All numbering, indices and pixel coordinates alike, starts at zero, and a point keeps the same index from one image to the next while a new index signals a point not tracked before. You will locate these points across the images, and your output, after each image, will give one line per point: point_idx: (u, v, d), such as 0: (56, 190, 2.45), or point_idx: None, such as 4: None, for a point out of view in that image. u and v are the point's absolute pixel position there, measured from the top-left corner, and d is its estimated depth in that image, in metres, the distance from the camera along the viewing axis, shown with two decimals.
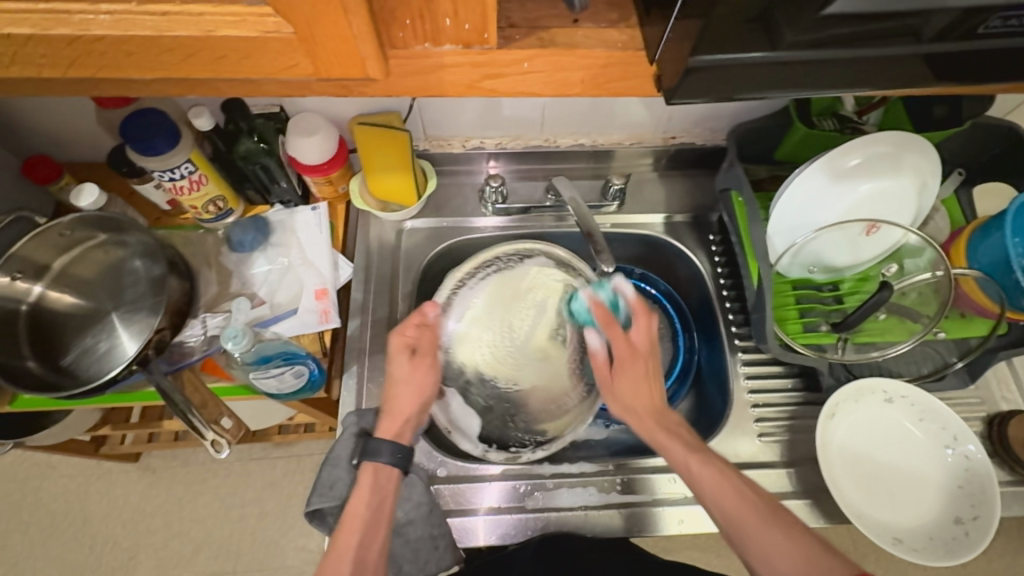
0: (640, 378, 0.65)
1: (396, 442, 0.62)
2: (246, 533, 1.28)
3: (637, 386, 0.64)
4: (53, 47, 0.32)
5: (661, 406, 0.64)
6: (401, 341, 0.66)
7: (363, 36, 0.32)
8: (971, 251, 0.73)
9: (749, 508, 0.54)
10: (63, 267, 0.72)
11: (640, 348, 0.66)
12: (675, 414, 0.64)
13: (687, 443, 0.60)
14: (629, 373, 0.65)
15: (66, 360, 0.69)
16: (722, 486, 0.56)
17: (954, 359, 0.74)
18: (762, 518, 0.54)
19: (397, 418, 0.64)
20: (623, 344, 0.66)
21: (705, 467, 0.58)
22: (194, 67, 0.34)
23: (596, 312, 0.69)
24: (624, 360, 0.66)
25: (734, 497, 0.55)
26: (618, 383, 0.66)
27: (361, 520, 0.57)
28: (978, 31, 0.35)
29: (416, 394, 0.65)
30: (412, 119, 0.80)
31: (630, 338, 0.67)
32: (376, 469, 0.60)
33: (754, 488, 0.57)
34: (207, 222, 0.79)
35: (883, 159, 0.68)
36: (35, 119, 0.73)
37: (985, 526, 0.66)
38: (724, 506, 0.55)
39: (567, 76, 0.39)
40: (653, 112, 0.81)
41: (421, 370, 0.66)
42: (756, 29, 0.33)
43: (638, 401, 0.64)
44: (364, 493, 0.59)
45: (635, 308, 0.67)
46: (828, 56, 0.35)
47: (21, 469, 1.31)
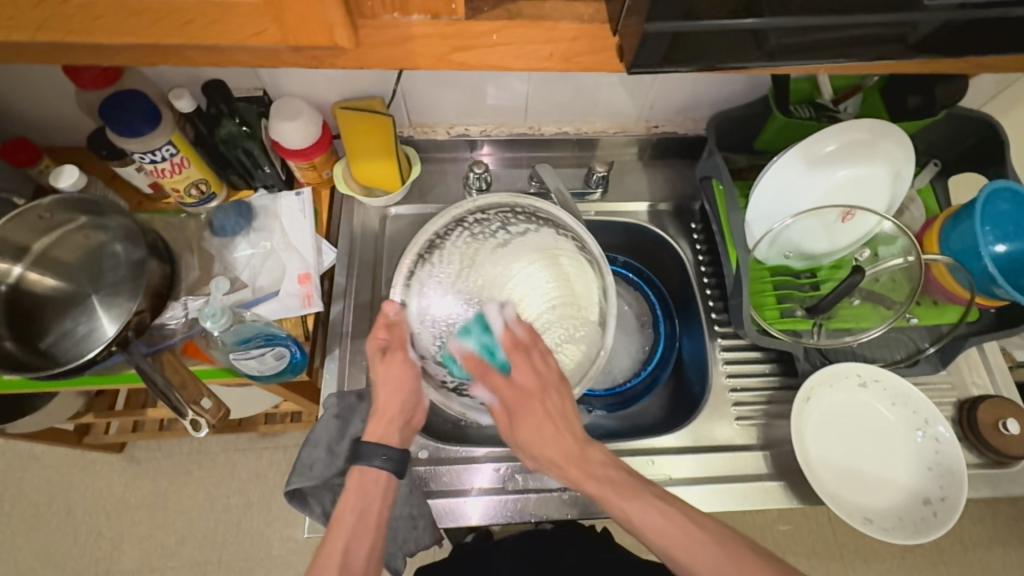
0: (540, 419, 0.61)
1: (383, 445, 0.61)
2: (231, 524, 1.28)
3: (539, 432, 0.61)
4: (19, 9, 0.32)
5: (581, 446, 0.61)
6: (373, 342, 0.65)
7: (331, 2, 0.32)
8: (942, 239, 0.74)
9: (698, 548, 0.54)
10: (43, 250, 0.71)
11: (532, 388, 0.62)
12: (598, 448, 0.62)
13: (613, 483, 0.59)
14: (529, 417, 0.61)
15: (44, 342, 0.68)
16: (665, 529, 0.56)
17: (926, 345, 0.76)
18: (712, 554, 0.54)
19: (383, 418, 0.63)
20: (508, 388, 0.63)
21: (644, 514, 0.57)
22: (163, 33, 0.34)
23: (471, 365, 0.65)
24: (517, 406, 0.62)
25: (679, 538, 0.55)
26: (521, 432, 0.62)
27: (347, 525, 0.57)
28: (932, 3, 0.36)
29: (396, 391, 0.63)
30: (395, 104, 0.80)
31: (515, 382, 0.63)
32: (364, 472, 0.60)
33: (700, 522, 0.56)
34: (189, 206, 0.79)
35: (858, 146, 0.70)
36: (13, 100, 0.73)
37: (952, 507, 0.67)
38: (673, 552, 0.55)
39: (536, 49, 0.39)
40: (635, 100, 0.82)
41: (395, 367, 0.64)
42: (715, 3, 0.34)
43: (551, 450, 0.61)
44: (351, 498, 0.59)
45: (507, 349, 0.64)
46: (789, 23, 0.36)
47: (4, 460, 1.30)
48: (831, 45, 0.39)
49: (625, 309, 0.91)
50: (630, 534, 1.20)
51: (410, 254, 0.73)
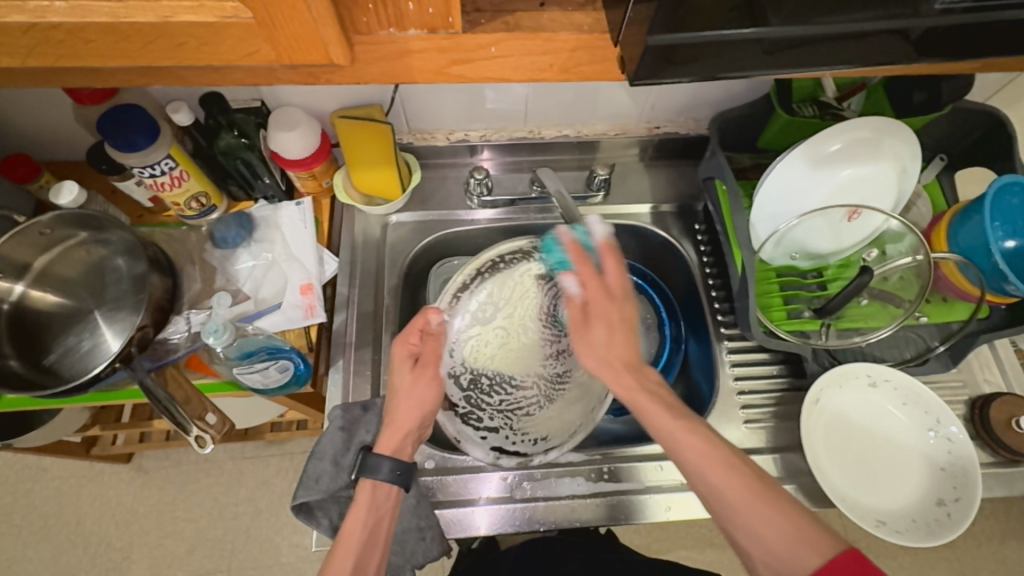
0: (612, 323, 0.61)
1: (395, 458, 0.61)
2: (240, 531, 1.28)
3: (611, 336, 0.61)
4: (9, 36, 0.31)
5: (638, 361, 0.61)
6: (405, 349, 0.65)
7: (325, 20, 0.31)
8: (951, 235, 0.73)
9: (734, 477, 0.52)
10: (44, 266, 0.71)
11: (613, 291, 0.63)
12: (652, 370, 0.61)
13: (666, 402, 0.57)
14: (602, 320, 0.61)
15: (49, 359, 0.68)
16: (708, 454, 0.53)
17: (935, 343, 0.75)
18: (749, 489, 0.51)
19: (397, 431, 0.63)
20: (597, 283, 0.63)
21: (689, 434, 0.55)
22: (156, 55, 0.33)
23: (571, 253, 0.64)
24: (598, 306, 0.62)
25: (717, 461, 0.53)
26: (584, 336, 0.62)
27: (357, 540, 0.56)
28: (938, 7, 0.36)
29: (418, 406, 0.63)
30: (394, 112, 0.79)
31: (604, 281, 0.63)
32: (376, 486, 0.59)
33: (743, 461, 0.53)
34: (190, 218, 0.79)
35: (863, 144, 0.69)
36: (11, 116, 0.72)
37: (967, 507, 0.67)
38: (706, 472, 0.53)
39: (535, 61, 0.39)
40: (636, 102, 0.81)
41: (422, 384, 0.64)
42: (715, 13, 0.34)
43: (611, 350, 0.60)
44: (362, 511, 0.58)
45: (603, 249, 0.64)
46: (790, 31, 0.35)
47: (13, 472, 1.30)
48: (836, 48, 0.38)
49: None
50: (640, 535, 1.19)
51: (466, 271, 0.73)
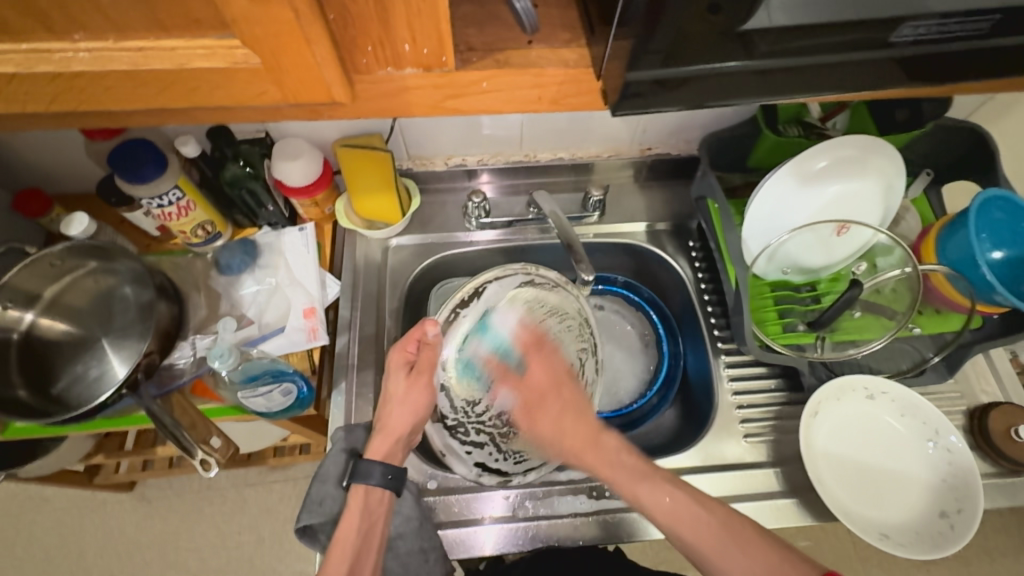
0: (558, 412, 0.68)
1: (386, 464, 0.64)
2: (243, 560, 1.27)
3: (561, 422, 0.67)
4: (35, 84, 0.33)
5: (595, 433, 0.65)
6: (401, 356, 0.68)
7: (328, 63, 0.33)
8: (940, 247, 0.74)
9: (702, 527, 0.58)
10: (54, 296, 0.72)
11: (545, 384, 0.69)
12: (612, 436, 0.65)
13: (629, 469, 0.62)
14: (547, 414, 0.68)
15: (56, 387, 0.69)
16: (675, 511, 0.59)
17: (931, 354, 0.76)
18: (715, 533, 0.57)
19: (388, 437, 0.66)
20: (525, 387, 0.70)
21: (655, 494, 0.60)
22: (170, 99, 0.35)
23: (512, 347, 0.71)
24: (534, 403, 0.70)
25: (687, 519, 0.58)
26: (540, 426, 0.68)
27: (352, 545, 0.60)
28: (905, 38, 0.38)
29: (411, 413, 0.67)
30: (393, 140, 0.82)
31: (535, 377, 0.70)
32: (368, 490, 0.63)
33: (706, 505, 0.59)
34: (195, 246, 0.81)
35: (848, 162, 0.71)
36: (25, 152, 0.75)
37: (970, 519, 0.66)
38: (680, 532, 0.58)
39: (525, 94, 0.41)
40: (628, 125, 0.84)
41: (416, 389, 0.67)
42: (691, 52, 0.36)
43: (567, 435, 0.66)
44: (355, 517, 0.62)
45: (523, 348, 0.71)
46: (760, 67, 0.38)
47: (16, 503, 1.30)
48: (810, 78, 0.40)
49: (629, 329, 0.92)
50: (647, 556, 1.18)
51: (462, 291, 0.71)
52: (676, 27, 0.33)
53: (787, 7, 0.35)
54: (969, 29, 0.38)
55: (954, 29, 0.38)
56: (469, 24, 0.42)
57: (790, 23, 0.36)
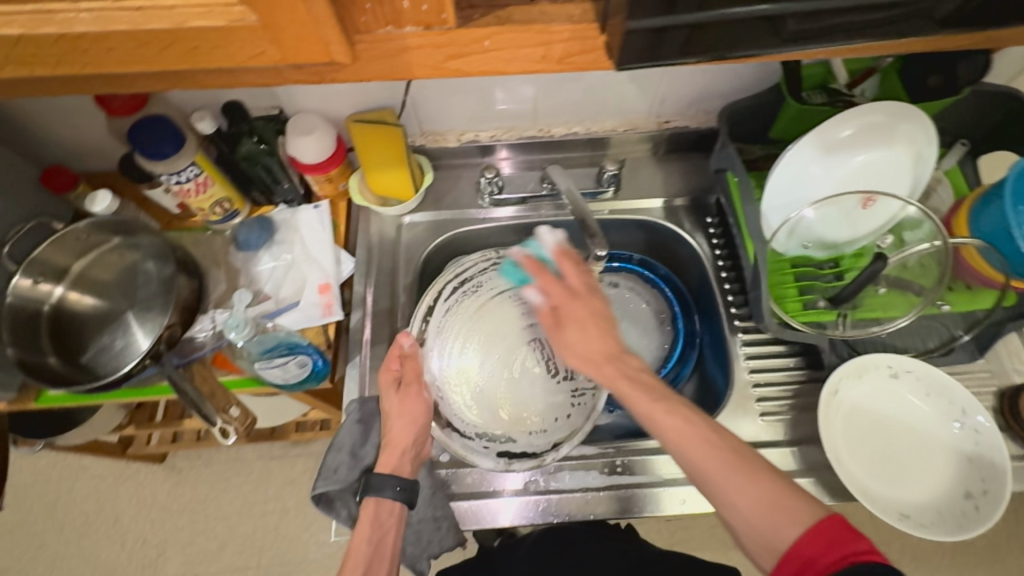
0: (585, 320, 0.61)
1: (396, 476, 0.63)
2: (268, 529, 1.31)
3: (585, 330, 0.61)
4: (42, 47, 0.34)
5: (617, 350, 0.60)
6: (388, 375, 0.68)
7: (325, 21, 0.33)
8: (973, 221, 0.70)
9: (711, 453, 0.51)
10: (82, 269, 0.75)
11: (578, 290, 0.63)
12: (635, 357, 0.60)
13: (646, 387, 0.56)
14: (573, 319, 0.62)
15: (85, 357, 0.72)
16: (688, 433, 0.53)
17: (960, 332, 0.73)
18: (725, 462, 0.50)
19: (395, 449, 0.65)
20: (555, 286, 0.63)
21: (668, 415, 0.54)
22: (172, 60, 0.35)
23: (528, 267, 0.65)
24: (564, 305, 0.62)
25: (690, 438, 0.52)
26: (566, 336, 0.62)
27: (364, 555, 0.59)
28: None
29: (411, 423, 0.66)
30: (406, 115, 0.82)
31: (567, 283, 0.64)
32: (379, 504, 0.62)
33: (720, 433, 0.53)
34: (214, 223, 0.82)
35: (876, 129, 0.67)
36: (50, 129, 0.77)
37: (996, 500, 0.64)
38: (681, 448, 0.52)
39: (528, 53, 0.40)
40: (644, 96, 0.81)
41: (410, 399, 0.67)
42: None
43: (589, 347, 0.60)
44: (366, 528, 0.60)
45: (557, 257, 0.65)
46: (770, 12, 0.37)
47: (56, 471, 1.37)
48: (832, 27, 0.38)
49: (644, 307, 0.91)
50: (663, 535, 1.18)
51: (430, 294, 0.79)
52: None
53: None
54: None
55: None
56: None
57: None
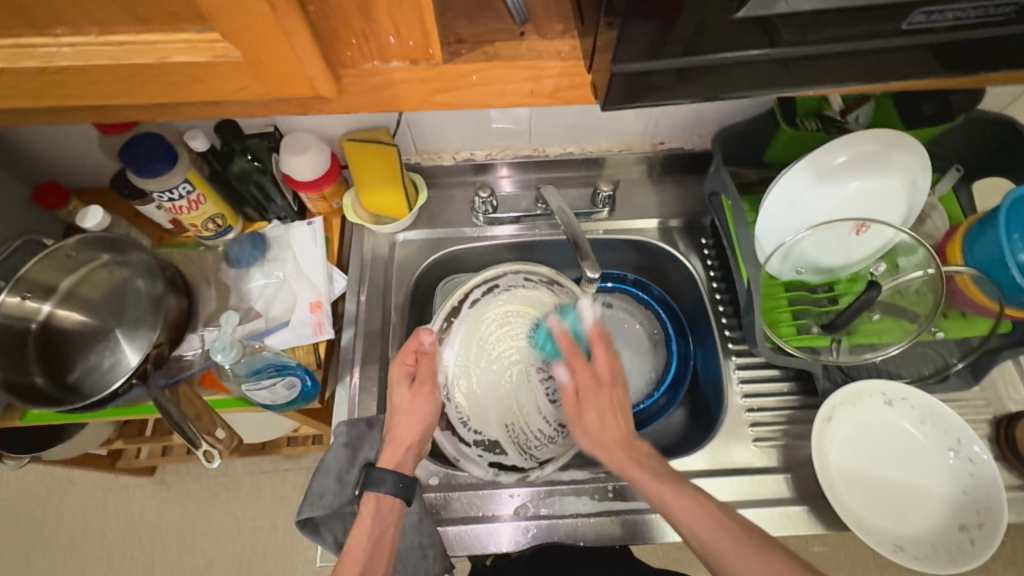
0: (603, 408, 0.65)
1: (398, 472, 0.63)
2: (257, 546, 1.29)
3: (603, 416, 0.65)
4: (22, 79, 0.34)
5: (629, 436, 0.64)
6: (401, 369, 0.68)
7: (309, 57, 0.33)
8: (966, 249, 0.70)
9: (725, 534, 0.56)
10: (70, 287, 0.74)
11: (604, 378, 0.67)
12: (644, 442, 0.64)
13: (655, 470, 0.61)
14: (594, 404, 0.66)
15: (71, 376, 0.71)
16: (697, 514, 0.57)
17: (955, 360, 0.72)
18: (741, 544, 0.55)
19: (400, 446, 0.65)
20: (587, 372, 0.67)
21: (679, 497, 0.58)
22: (154, 93, 0.35)
23: (563, 343, 0.69)
24: (591, 393, 0.67)
25: (708, 523, 0.56)
26: (586, 416, 0.66)
27: (362, 552, 0.59)
28: (907, 26, 0.35)
29: (419, 422, 0.66)
30: (401, 134, 0.82)
31: (596, 371, 0.67)
32: (379, 498, 0.62)
33: (727, 512, 0.58)
34: (207, 239, 0.82)
35: (870, 157, 0.67)
36: (42, 146, 0.77)
37: (991, 534, 0.63)
38: (698, 534, 0.56)
39: (517, 87, 0.40)
40: (639, 119, 0.81)
41: (421, 400, 0.67)
42: (687, 43, 0.34)
43: (605, 433, 0.64)
44: (367, 523, 0.61)
45: (593, 338, 0.69)
46: (761, 57, 0.36)
47: (43, 485, 1.35)
48: (824, 69, 0.38)
49: (636, 328, 0.90)
50: (657, 556, 1.17)
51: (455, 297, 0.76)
52: (662, 17, 0.32)
53: None
54: (994, 16, 0.35)
55: (989, 14, 0.35)
56: (460, 15, 0.41)
57: (822, 8, 0.33)
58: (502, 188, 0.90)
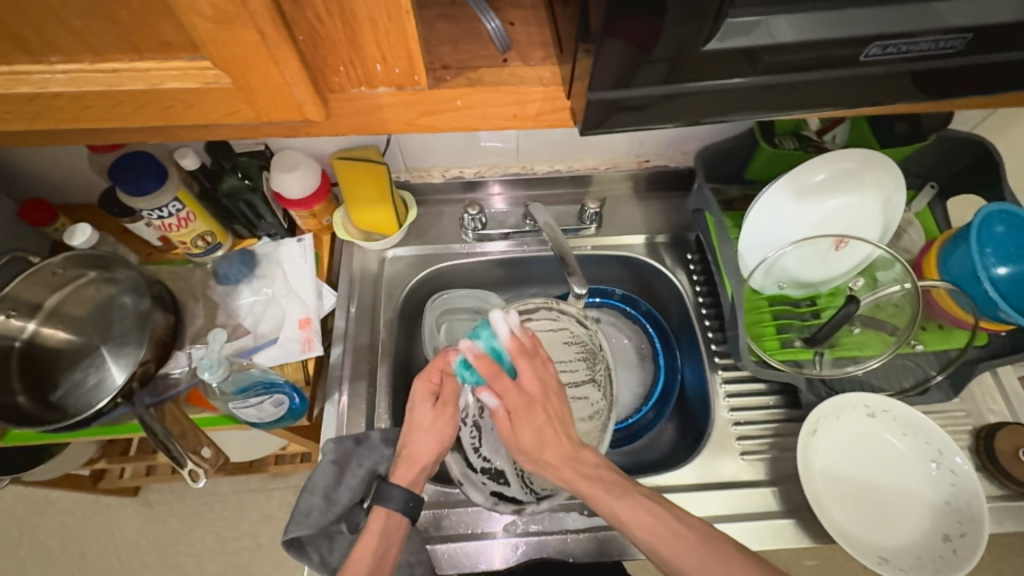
0: (541, 425, 0.58)
1: (409, 491, 0.63)
2: (242, 568, 1.27)
3: (539, 434, 0.58)
4: (16, 104, 0.34)
5: (574, 449, 0.59)
6: (426, 386, 0.66)
7: (298, 83, 0.34)
8: (942, 263, 0.72)
9: (680, 545, 0.57)
10: (55, 305, 0.74)
11: (534, 394, 0.58)
12: (591, 452, 0.61)
13: (607, 484, 0.59)
14: (529, 424, 0.58)
15: (55, 395, 0.71)
16: (654, 528, 0.58)
17: (934, 372, 0.74)
18: (696, 551, 0.57)
19: (412, 464, 0.64)
20: (515, 392, 0.58)
21: (634, 512, 0.58)
22: (146, 117, 0.36)
23: (483, 368, 0.57)
24: (519, 411, 0.58)
25: (665, 535, 0.57)
26: (521, 437, 0.58)
27: (366, 567, 0.59)
28: (865, 58, 0.37)
29: (437, 443, 0.65)
30: (390, 152, 0.83)
31: (523, 387, 0.58)
32: (387, 515, 0.62)
33: (685, 520, 0.59)
34: (195, 256, 0.82)
35: (846, 175, 0.70)
36: (31, 164, 0.77)
37: (974, 544, 0.64)
38: (657, 548, 0.57)
39: (500, 111, 0.41)
40: (624, 137, 0.83)
41: (443, 421, 0.65)
42: (662, 72, 0.36)
43: (548, 451, 0.58)
44: (372, 539, 0.60)
45: (515, 353, 0.59)
46: (734, 85, 0.38)
47: (22, 506, 1.32)
48: (792, 95, 0.40)
49: (625, 342, 0.91)
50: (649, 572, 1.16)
51: None
52: (636, 47, 0.33)
53: (786, 20, 0.34)
54: (946, 48, 0.37)
55: (941, 46, 0.37)
56: (446, 42, 0.43)
57: (793, 40, 0.35)
58: (491, 205, 0.91)
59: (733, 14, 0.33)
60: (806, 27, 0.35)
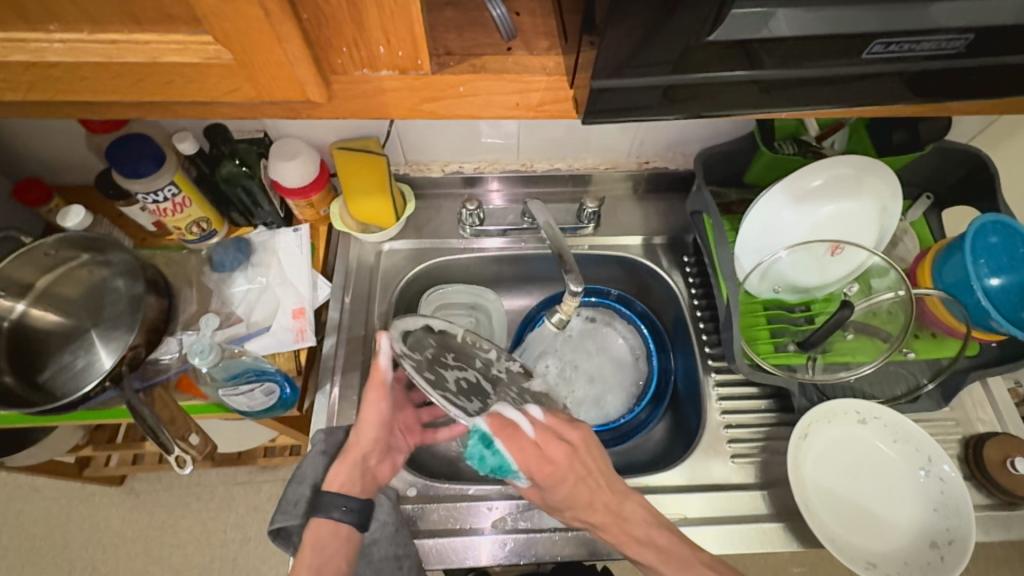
0: (579, 486, 0.61)
1: (344, 495, 0.61)
2: (228, 560, 1.25)
3: (577, 490, 0.60)
4: (12, 72, 0.34)
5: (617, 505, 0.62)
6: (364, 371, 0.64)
7: (300, 62, 0.34)
8: (936, 272, 0.72)
9: None
10: (46, 286, 0.73)
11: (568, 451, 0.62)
12: (633, 504, 0.62)
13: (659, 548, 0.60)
14: (566, 489, 0.60)
15: (42, 376, 0.70)
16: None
17: (925, 381, 0.75)
18: None
19: (346, 463, 0.62)
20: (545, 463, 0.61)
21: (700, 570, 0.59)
22: (145, 91, 0.36)
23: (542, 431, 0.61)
24: (553, 471, 0.60)
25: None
26: (556, 492, 0.61)
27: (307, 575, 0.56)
28: (868, 55, 0.37)
29: (374, 426, 0.63)
30: (390, 144, 0.82)
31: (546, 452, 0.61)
32: (324, 523, 0.59)
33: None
34: (190, 242, 0.81)
35: (844, 181, 0.70)
36: (27, 144, 0.76)
37: (961, 551, 0.65)
38: None
39: (503, 100, 0.41)
40: (625, 138, 0.83)
41: (374, 403, 0.63)
42: (667, 65, 0.36)
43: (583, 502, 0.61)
44: (311, 551, 0.58)
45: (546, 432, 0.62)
46: (736, 78, 0.38)
47: (6, 491, 1.30)
48: (792, 95, 0.40)
49: (620, 342, 0.91)
50: None
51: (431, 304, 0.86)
52: (641, 37, 0.33)
53: (788, 15, 0.35)
54: (950, 49, 0.37)
55: (944, 46, 0.37)
56: (450, 29, 0.42)
57: (795, 35, 0.35)
58: (489, 202, 0.91)
59: (738, 6, 0.33)
60: (808, 24, 0.35)
